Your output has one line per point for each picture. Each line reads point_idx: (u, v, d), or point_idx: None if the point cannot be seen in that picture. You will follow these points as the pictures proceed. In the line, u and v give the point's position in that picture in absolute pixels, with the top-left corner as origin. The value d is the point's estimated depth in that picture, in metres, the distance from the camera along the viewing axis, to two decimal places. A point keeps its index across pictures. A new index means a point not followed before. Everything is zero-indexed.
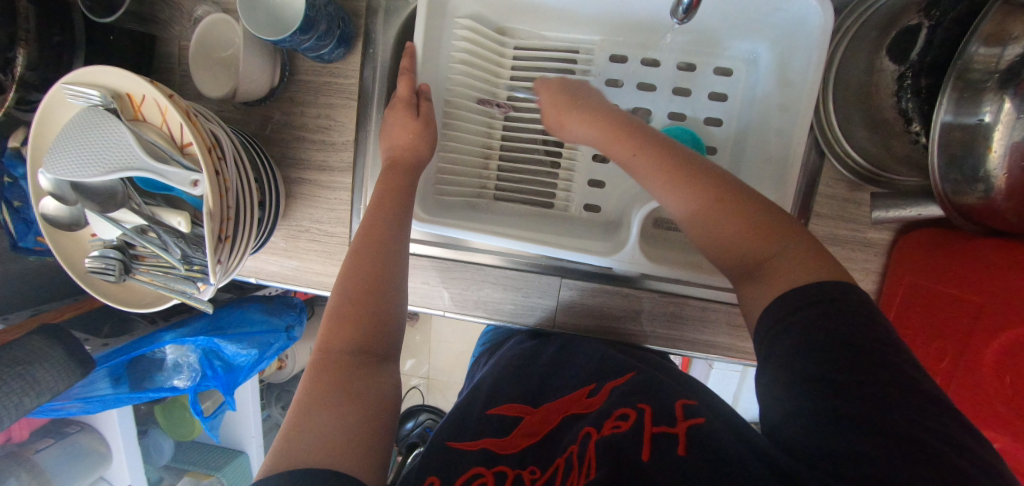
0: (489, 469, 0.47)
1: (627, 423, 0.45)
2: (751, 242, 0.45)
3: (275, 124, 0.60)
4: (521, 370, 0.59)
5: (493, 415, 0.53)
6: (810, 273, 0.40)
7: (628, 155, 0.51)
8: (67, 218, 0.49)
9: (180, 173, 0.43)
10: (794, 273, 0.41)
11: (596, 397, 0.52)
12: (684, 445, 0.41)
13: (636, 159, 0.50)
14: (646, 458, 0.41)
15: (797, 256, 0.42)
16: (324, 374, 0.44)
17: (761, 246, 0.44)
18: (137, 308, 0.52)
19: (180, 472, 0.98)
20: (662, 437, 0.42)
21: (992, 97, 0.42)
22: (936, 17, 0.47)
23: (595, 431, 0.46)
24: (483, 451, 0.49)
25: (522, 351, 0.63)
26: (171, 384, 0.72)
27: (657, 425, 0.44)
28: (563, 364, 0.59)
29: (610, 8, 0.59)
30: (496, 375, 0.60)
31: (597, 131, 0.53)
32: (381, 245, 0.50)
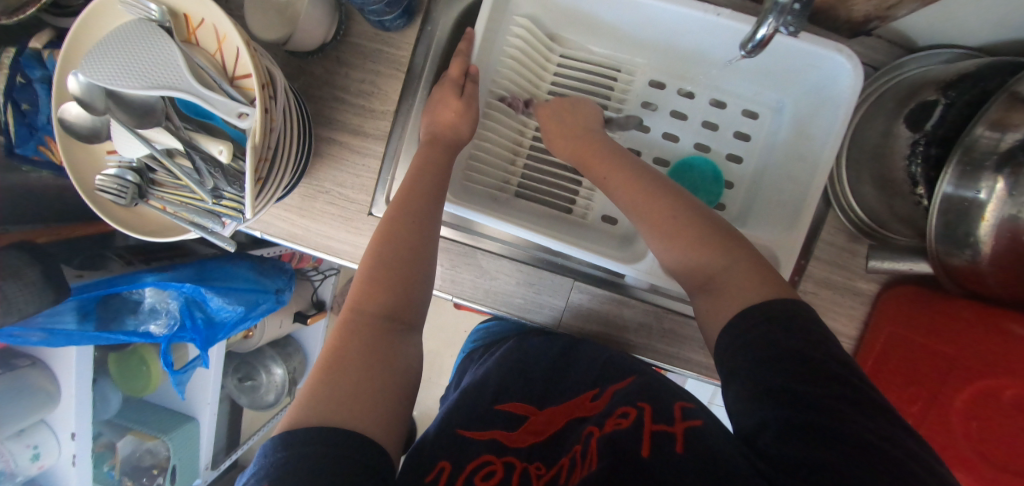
0: (499, 458, 0.48)
1: (627, 420, 0.46)
2: (708, 256, 0.48)
3: (317, 80, 0.60)
4: (522, 373, 0.60)
5: (501, 412, 0.54)
6: (753, 285, 0.45)
7: (603, 178, 0.55)
8: (88, 128, 0.46)
9: (227, 103, 0.42)
10: (741, 288, 0.45)
11: (599, 401, 0.53)
12: (682, 442, 0.42)
13: (610, 184, 0.55)
14: (646, 454, 0.42)
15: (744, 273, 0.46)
16: (350, 332, 0.44)
17: (716, 261, 0.48)
18: (145, 236, 0.48)
19: (123, 429, 0.92)
20: (661, 435, 0.43)
21: (988, 177, 0.45)
22: (952, 96, 0.51)
23: (598, 429, 0.48)
24: (493, 441, 0.50)
25: (527, 348, 0.63)
26: (145, 329, 0.69)
27: (656, 423, 0.45)
28: (565, 367, 0.60)
29: (659, 37, 0.63)
30: (503, 372, 0.60)
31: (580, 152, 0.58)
32: (417, 214, 0.51)
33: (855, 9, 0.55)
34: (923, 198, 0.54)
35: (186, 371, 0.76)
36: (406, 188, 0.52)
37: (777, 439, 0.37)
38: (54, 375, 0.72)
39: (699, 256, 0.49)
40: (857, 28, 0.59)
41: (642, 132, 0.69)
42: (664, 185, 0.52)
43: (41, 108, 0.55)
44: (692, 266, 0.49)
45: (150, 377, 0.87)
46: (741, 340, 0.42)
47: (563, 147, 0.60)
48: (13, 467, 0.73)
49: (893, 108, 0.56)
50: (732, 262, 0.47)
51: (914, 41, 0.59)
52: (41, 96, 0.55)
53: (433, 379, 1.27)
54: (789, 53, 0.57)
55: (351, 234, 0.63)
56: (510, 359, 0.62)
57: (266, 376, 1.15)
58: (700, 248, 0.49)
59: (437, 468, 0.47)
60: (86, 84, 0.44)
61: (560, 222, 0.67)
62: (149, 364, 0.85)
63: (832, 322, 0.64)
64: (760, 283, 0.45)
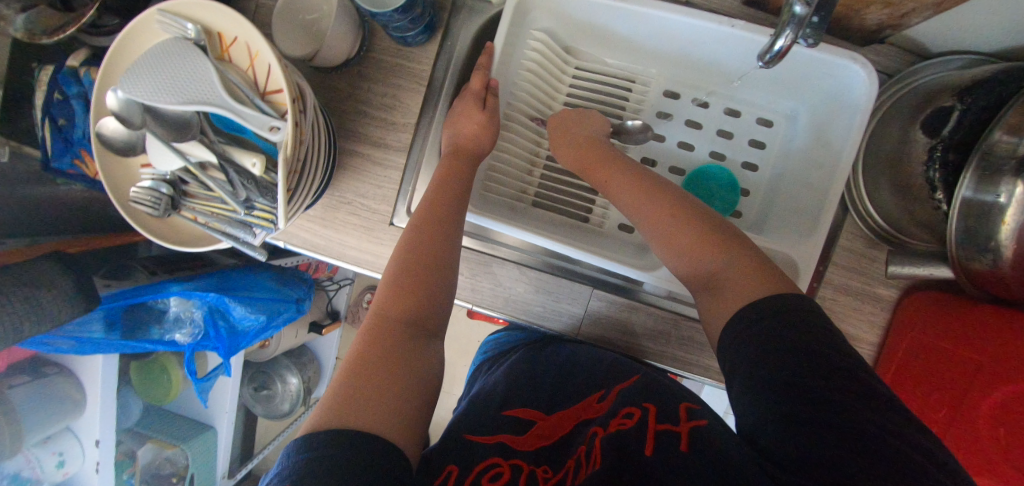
0: (505, 460, 0.48)
1: (633, 420, 0.47)
2: (708, 253, 0.49)
3: (340, 94, 0.61)
4: (530, 382, 0.61)
5: (507, 417, 0.54)
6: (757, 282, 0.45)
7: (607, 190, 0.56)
8: (124, 141, 0.48)
9: (259, 118, 0.43)
10: (744, 284, 0.45)
11: (604, 402, 0.53)
12: (686, 441, 0.42)
13: (614, 195, 0.56)
14: (648, 453, 0.43)
15: (744, 268, 0.46)
16: (372, 335, 0.45)
17: (718, 260, 0.48)
18: (181, 247, 0.50)
19: (145, 438, 0.94)
20: (664, 434, 0.44)
21: (1010, 181, 0.45)
22: (969, 102, 0.51)
23: (602, 429, 0.48)
24: (500, 444, 0.50)
25: (532, 363, 0.65)
26: (171, 337, 0.71)
27: (661, 423, 0.46)
28: (573, 370, 0.61)
29: (674, 48, 0.64)
30: (511, 382, 0.61)
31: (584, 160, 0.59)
32: (438, 221, 0.51)
33: (869, 18, 0.56)
34: (942, 203, 0.54)
35: (209, 379, 0.78)
36: (428, 201, 0.53)
37: (781, 438, 0.37)
38: (80, 383, 0.73)
39: (696, 255, 0.49)
40: (871, 36, 0.60)
41: (657, 140, 0.70)
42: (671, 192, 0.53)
43: (77, 123, 0.57)
44: (692, 267, 0.49)
45: (170, 385, 0.88)
46: (749, 336, 0.42)
47: (569, 160, 0.61)
48: (39, 474, 0.74)
49: (908, 114, 0.57)
50: (731, 261, 0.47)
51: (928, 48, 0.60)
52: (77, 112, 0.56)
53: (445, 388, 1.28)
54: (805, 61, 0.58)
55: (373, 244, 0.64)
56: (518, 370, 0.63)
57: (281, 386, 1.16)
58: (702, 245, 0.49)
59: (446, 472, 0.46)
60: (125, 100, 0.45)
61: (577, 230, 0.68)
62: (170, 373, 0.86)
63: (853, 329, 0.64)
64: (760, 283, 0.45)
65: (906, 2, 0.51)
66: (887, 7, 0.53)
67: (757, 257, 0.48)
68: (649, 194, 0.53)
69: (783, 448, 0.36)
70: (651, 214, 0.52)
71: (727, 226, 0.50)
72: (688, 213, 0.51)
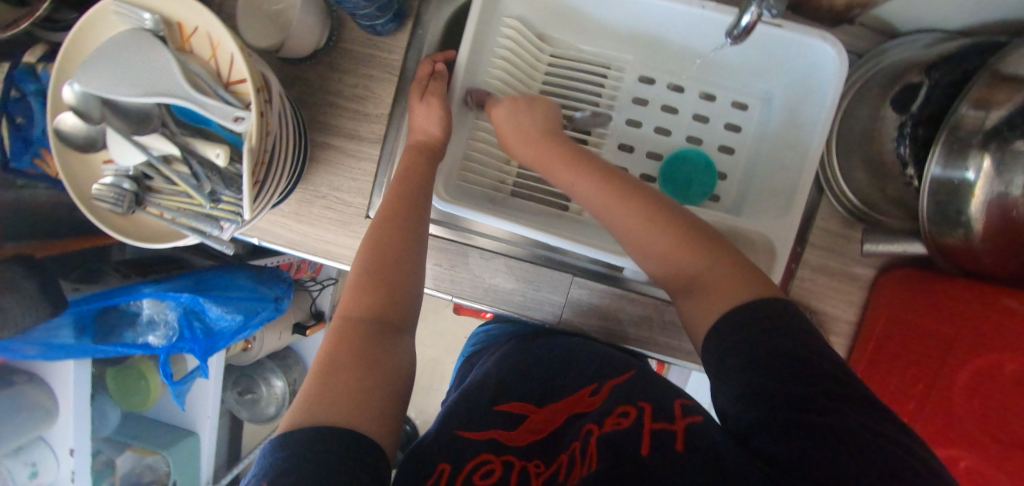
0: (497, 457, 0.47)
1: (628, 420, 0.45)
2: (687, 257, 0.48)
3: (311, 86, 0.60)
4: (521, 375, 0.59)
5: (501, 412, 0.53)
6: (741, 287, 0.45)
7: (562, 178, 0.55)
8: (83, 137, 0.46)
9: (222, 108, 0.42)
10: (726, 290, 0.45)
11: (597, 397, 0.52)
12: (682, 439, 0.41)
13: (569, 181, 0.55)
14: (646, 453, 0.41)
15: (729, 273, 0.46)
16: (342, 338, 0.44)
17: (701, 262, 0.48)
18: (142, 243, 0.48)
19: (123, 446, 0.92)
20: (662, 433, 0.42)
21: (976, 154, 0.46)
22: (936, 78, 0.52)
23: (597, 428, 0.46)
24: (491, 439, 0.49)
25: (523, 354, 0.63)
26: (144, 340, 0.69)
27: (656, 422, 0.44)
28: (569, 363, 0.59)
29: (647, 32, 0.64)
30: (502, 372, 0.60)
31: (539, 154, 0.57)
32: (407, 217, 0.51)
33: None
34: (914, 179, 0.56)
35: (185, 382, 0.76)
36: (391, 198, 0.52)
37: (778, 436, 0.36)
38: (51, 390, 0.71)
39: (674, 256, 0.49)
40: (840, 16, 0.61)
41: (634, 126, 0.70)
42: (635, 186, 0.53)
43: (36, 120, 0.56)
44: (672, 266, 0.49)
45: (149, 391, 0.86)
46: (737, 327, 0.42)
47: (522, 151, 0.59)
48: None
49: (880, 93, 0.57)
50: (713, 263, 0.47)
51: (896, 27, 0.61)
52: (36, 109, 0.55)
53: (434, 385, 1.27)
54: (777, 41, 0.58)
55: (349, 238, 0.63)
56: (509, 363, 0.61)
57: (267, 388, 1.14)
58: (682, 249, 0.49)
59: (436, 471, 0.46)
60: (81, 93, 0.44)
61: (556, 219, 0.67)
62: (147, 378, 0.84)
63: (830, 308, 0.64)
64: (739, 284, 0.45)
65: None
66: None
67: (745, 264, 0.48)
68: (616, 190, 0.52)
69: (770, 448, 0.36)
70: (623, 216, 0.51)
71: (711, 231, 0.50)
72: (661, 214, 0.50)
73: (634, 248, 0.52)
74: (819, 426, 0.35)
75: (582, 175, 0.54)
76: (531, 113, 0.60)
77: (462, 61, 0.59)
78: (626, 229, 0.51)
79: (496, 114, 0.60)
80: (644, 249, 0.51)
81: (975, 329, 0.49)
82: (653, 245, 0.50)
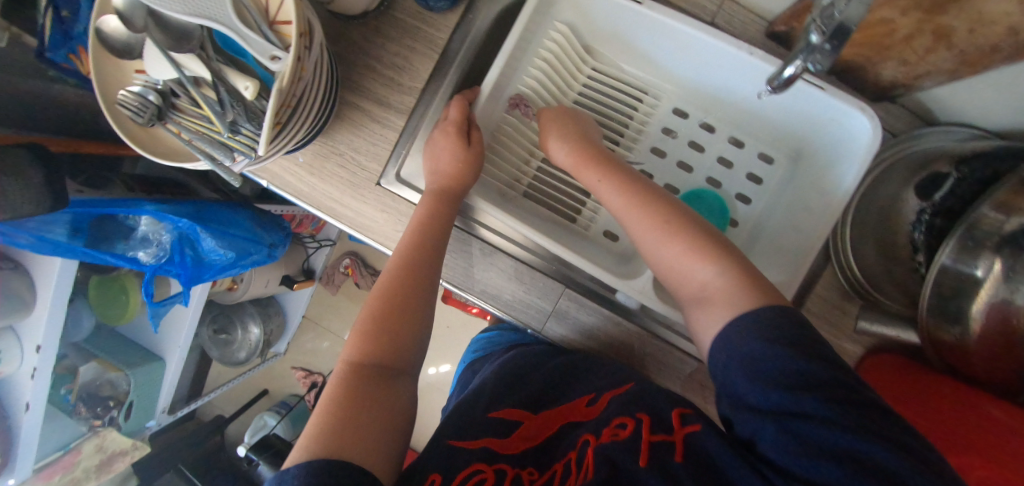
0: (489, 466, 0.49)
1: (626, 431, 0.47)
2: (690, 263, 0.46)
3: (352, 45, 0.60)
4: (520, 377, 0.63)
5: (494, 419, 0.56)
6: (732, 295, 0.43)
7: (595, 182, 0.53)
8: (122, 42, 0.47)
9: (262, 44, 0.42)
10: (725, 302, 0.43)
11: (595, 407, 0.55)
12: (681, 453, 0.42)
13: (602, 183, 0.53)
14: (643, 464, 0.43)
15: (727, 278, 0.44)
16: (347, 377, 0.48)
17: (702, 269, 0.46)
18: (156, 157, 0.48)
19: (89, 356, 0.92)
20: (660, 445, 0.44)
21: (987, 256, 0.46)
22: (964, 172, 0.51)
23: (594, 439, 0.49)
24: (484, 448, 0.52)
25: (522, 361, 0.66)
26: (133, 255, 0.70)
27: (655, 433, 0.45)
28: (562, 375, 0.61)
29: (689, 67, 0.64)
30: (499, 381, 0.63)
31: (574, 152, 0.56)
32: (421, 261, 0.55)
33: (883, 73, 0.57)
34: (921, 266, 0.55)
35: (165, 305, 0.78)
36: (409, 241, 0.56)
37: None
38: (32, 283, 0.72)
39: (683, 268, 0.47)
40: (883, 93, 0.61)
41: (657, 156, 0.70)
42: (660, 194, 0.50)
43: (81, 18, 0.57)
44: (682, 275, 0.47)
45: (126, 306, 0.85)
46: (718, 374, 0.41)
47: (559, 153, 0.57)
48: None
49: (905, 176, 0.57)
50: (715, 267, 0.45)
51: (935, 116, 0.61)
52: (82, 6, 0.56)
53: None
54: (815, 102, 0.57)
55: (355, 201, 0.64)
56: (508, 373, 0.64)
57: (242, 332, 1.14)
58: (686, 254, 0.47)
59: (427, 480, 0.48)
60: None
61: (561, 227, 0.67)
62: (128, 293, 0.84)
63: None
64: (733, 298, 0.43)
65: (924, 62, 0.52)
66: (904, 65, 0.54)
67: (746, 266, 0.45)
68: (643, 197, 0.50)
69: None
70: (638, 219, 0.49)
71: (712, 231, 0.48)
72: (672, 218, 0.48)
73: (644, 253, 0.50)
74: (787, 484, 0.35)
75: (613, 179, 0.52)
76: (565, 119, 0.60)
77: (493, 70, 0.59)
78: (638, 234, 0.50)
79: (543, 118, 0.61)
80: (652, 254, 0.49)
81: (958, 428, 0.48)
82: (661, 250, 0.48)
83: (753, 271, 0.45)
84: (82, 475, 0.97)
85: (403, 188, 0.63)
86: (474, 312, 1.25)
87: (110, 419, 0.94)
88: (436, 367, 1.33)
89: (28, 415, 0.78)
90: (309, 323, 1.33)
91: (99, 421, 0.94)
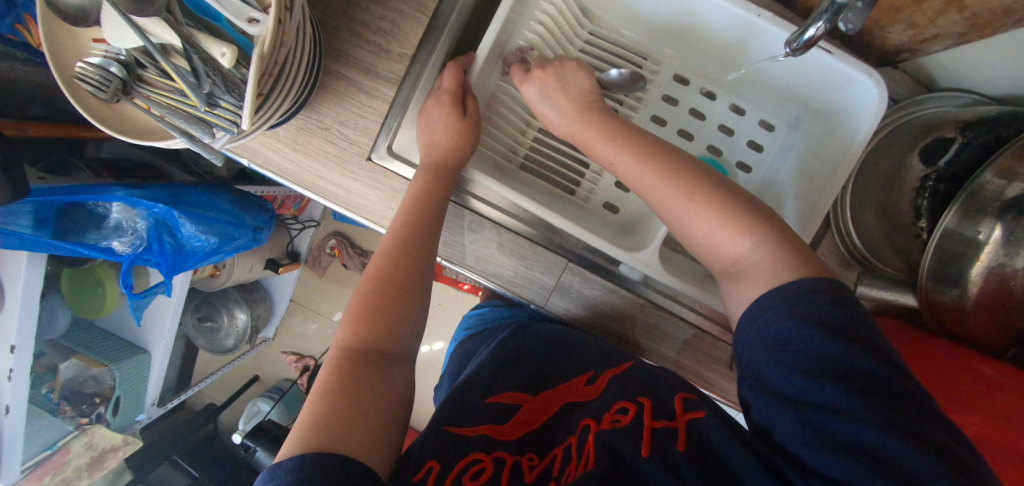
0: (488, 455, 0.48)
1: (627, 416, 0.48)
2: (728, 235, 0.45)
3: (334, 9, 0.55)
4: (515, 359, 0.62)
5: (490, 405, 0.55)
6: (774, 267, 0.43)
7: (615, 158, 0.51)
8: (75, 8, 0.41)
9: (238, 5, 0.39)
10: (763, 275, 0.43)
11: (593, 387, 0.56)
12: (683, 442, 0.43)
13: (624, 159, 0.50)
14: (645, 453, 0.43)
15: (768, 249, 0.44)
16: (342, 363, 0.46)
17: (739, 241, 0.45)
18: (131, 138, 0.44)
19: (68, 351, 0.88)
20: (662, 432, 0.45)
21: (990, 221, 0.46)
22: (969, 137, 0.51)
23: (595, 424, 0.49)
24: (481, 437, 0.50)
25: (520, 340, 0.65)
26: (107, 244, 0.66)
27: (656, 420, 0.46)
28: (560, 354, 0.62)
29: (692, 30, 0.62)
30: (493, 363, 0.61)
31: (592, 127, 0.53)
32: (416, 240, 0.52)
33: (890, 37, 0.56)
34: (924, 231, 0.55)
35: (145, 296, 0.74)
36: (404, 219, 0.53)
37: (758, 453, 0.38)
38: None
39: (719, 238, 0.46)
40: (887, 56, 0.60)
41: (658, 124, 0.68)
42: (687, 167, 0.48)
43: None
44: (716, 248, 0.46)
45: (103, 298, 0.82)
46: None
47: (569, 130, 0.55)
48: None
49: (910, 140, 0.56)
50: (755, 238, 0.44)
51: (937, 79, 0.60)
52: None
53: None
54: (820, 66, 0.56)
55: (345, 179, 0.60)
56: (502, 353, 0.63)
57: (228, 319, 1.10)
58: (723, 226, 0.45)
59: (425, 467, 0.46)
60: None
61: (561, 200, 0.65)
62: (104, 286, 0.81)
63: None
64: (773, 273, 0.43)
65: (933, 26, 0.51)
66: (912, 28, 0.53)
67: (786, 233, 0.45)
68: (666, 168, 0.48)
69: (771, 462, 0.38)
70: (666, 189, 0.47)
71: (750, 199, 0.46)
72: (705, 190, 0.46)
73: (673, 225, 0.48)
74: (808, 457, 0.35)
75: (636, 150, 0.50)
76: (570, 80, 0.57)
77: (488, 35, 0.56)
78: (667, 206, 0.48)
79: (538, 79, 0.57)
80: (682, 226, 0.48)
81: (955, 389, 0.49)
82: (694, 223, 0.47)
83: (791, 236, 0.45)
84: (72, 475, 0.93)
85: (397, 163, 0.59)
86: (466, 289, 1.24)
87: (98, 416, 0.92)
88: (429, 345, 1.32)
89: (9, 418, 0.74)
90: (297, 306, 1.30)
91: (87, 418, 0.92)
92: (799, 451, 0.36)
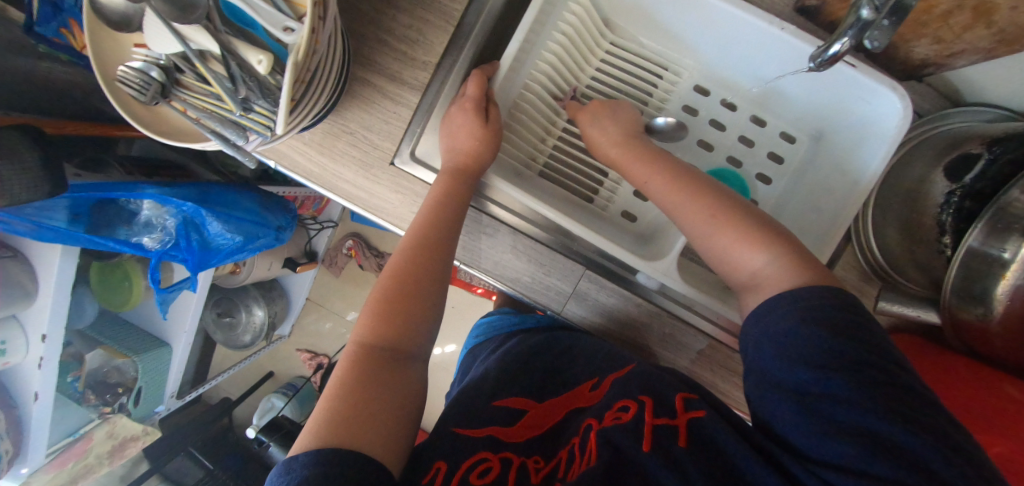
0: (495, 455, 0.48)
1: (628, 415, 0.47)
2: (744, 249, 0.45)
3: (361, 17, 0.56)
4: (527, 365, 0.62)
5: (498, 408, 0.55)
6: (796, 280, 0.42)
7: (641, 174, 0.52)
8: (119, 14, 0.43)
9: (273, 14, 0.39)
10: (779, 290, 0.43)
11: (597, 391, 0.56)
12: (684, 437, 0.43)
13: (649, 177, 0.51)
14: (647, 448, 0.43)
15: (783, 264, 0.44)
16: (357, 360, 0.47)
17: (756, 255, 0.45)
18: (164, 139, 0.45)
19: (94, 342, 0.91)
20: (663, 429, 0.44)
21: (1015, 240, 0.45)
22: (997, 152, 0.50)
23: (597, 423, 0.49)
24: (490, 437, 0.51)
25: (527, 345, 0.66)
26: (137, 240, 0.68)
27: (658, 417, 0.46)
28: (568, 362, 0.63)
29: (712, 42, 0.62)
30: (502, 368, 0.62)
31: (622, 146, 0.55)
32: (433, 242, 0.53)
33: (915, 51, 0.56)
34: (947, 248, 0.54)
35: (172, 291, 0.77)
36: (423, 221, 0.54)
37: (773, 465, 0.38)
38: (33, 272, 0.70)
39: (738, 252, 0.46)
40: (912, 71, 0.59)
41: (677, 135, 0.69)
42: (709, 186, 0.49)
43: None
44: (732, 264, 0.46)
45: (127, 294, 0.84)
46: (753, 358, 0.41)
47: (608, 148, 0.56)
48: None
49: (936, 155, 0.56)
50: (773, 252, 0.44)
51: (964, 94, 0.59)
52: None
53: None
54: (842, 79, 0.56)
55: (369, 183, 0.62)
56: (511, 358, 0.64)
57: (246, 315, 1.12)
58: (741, 238, 0.45)
59: (434, 468, 0.47)
60: None
61: (580, 208, 0.66)
62: (131, 280, 0.82)
63: None
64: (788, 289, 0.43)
65: (960, 41, 0.51)
66: (938, 43, 0.53)
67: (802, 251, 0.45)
68: (690, 184, 0.49)
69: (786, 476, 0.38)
70: (686, 198, 0.48)
71: (768, 218, 0.47)
72: (723, 203, 0.47)
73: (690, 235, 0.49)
74: (822, 473, 0.35)
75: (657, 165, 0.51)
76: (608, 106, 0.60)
77: (513, 44, 0.57)
78: (684, 215, 0.48)
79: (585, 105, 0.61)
80: (699, 236, 0.48)
81: (976, 402, 0.49)
82: (711, 233, 0.47)
83: (807, 255, 0.45)
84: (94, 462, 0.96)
85: (419, 168, 0.61)
86: (479, 292, 1.25)
87: (121, 405, 0.96)
88: (441, 347, 1.33)
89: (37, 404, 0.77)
90: (312, 305, 1.32)
91: (109, 407, 0.95)
92: (812, 467, 0.36)
